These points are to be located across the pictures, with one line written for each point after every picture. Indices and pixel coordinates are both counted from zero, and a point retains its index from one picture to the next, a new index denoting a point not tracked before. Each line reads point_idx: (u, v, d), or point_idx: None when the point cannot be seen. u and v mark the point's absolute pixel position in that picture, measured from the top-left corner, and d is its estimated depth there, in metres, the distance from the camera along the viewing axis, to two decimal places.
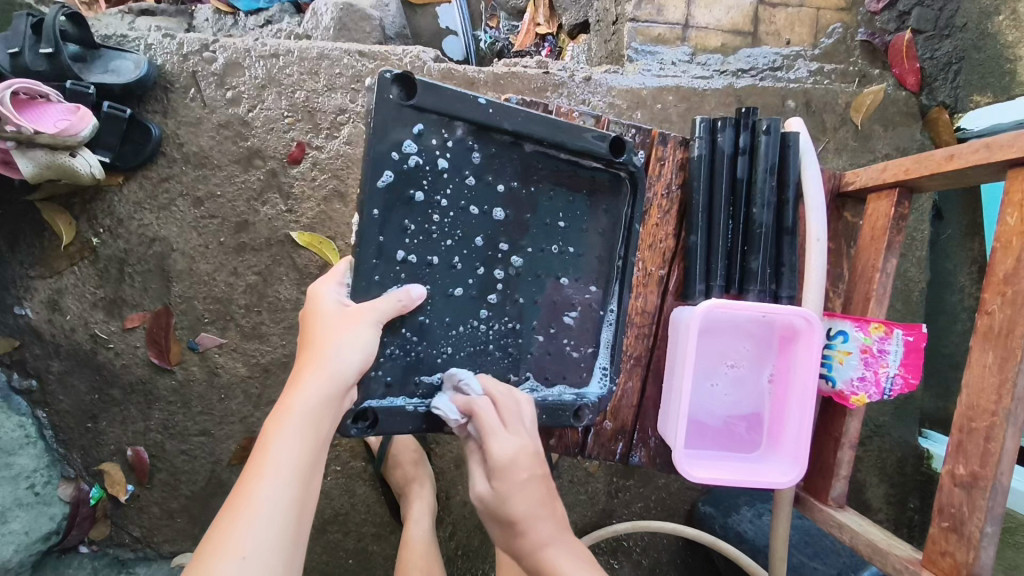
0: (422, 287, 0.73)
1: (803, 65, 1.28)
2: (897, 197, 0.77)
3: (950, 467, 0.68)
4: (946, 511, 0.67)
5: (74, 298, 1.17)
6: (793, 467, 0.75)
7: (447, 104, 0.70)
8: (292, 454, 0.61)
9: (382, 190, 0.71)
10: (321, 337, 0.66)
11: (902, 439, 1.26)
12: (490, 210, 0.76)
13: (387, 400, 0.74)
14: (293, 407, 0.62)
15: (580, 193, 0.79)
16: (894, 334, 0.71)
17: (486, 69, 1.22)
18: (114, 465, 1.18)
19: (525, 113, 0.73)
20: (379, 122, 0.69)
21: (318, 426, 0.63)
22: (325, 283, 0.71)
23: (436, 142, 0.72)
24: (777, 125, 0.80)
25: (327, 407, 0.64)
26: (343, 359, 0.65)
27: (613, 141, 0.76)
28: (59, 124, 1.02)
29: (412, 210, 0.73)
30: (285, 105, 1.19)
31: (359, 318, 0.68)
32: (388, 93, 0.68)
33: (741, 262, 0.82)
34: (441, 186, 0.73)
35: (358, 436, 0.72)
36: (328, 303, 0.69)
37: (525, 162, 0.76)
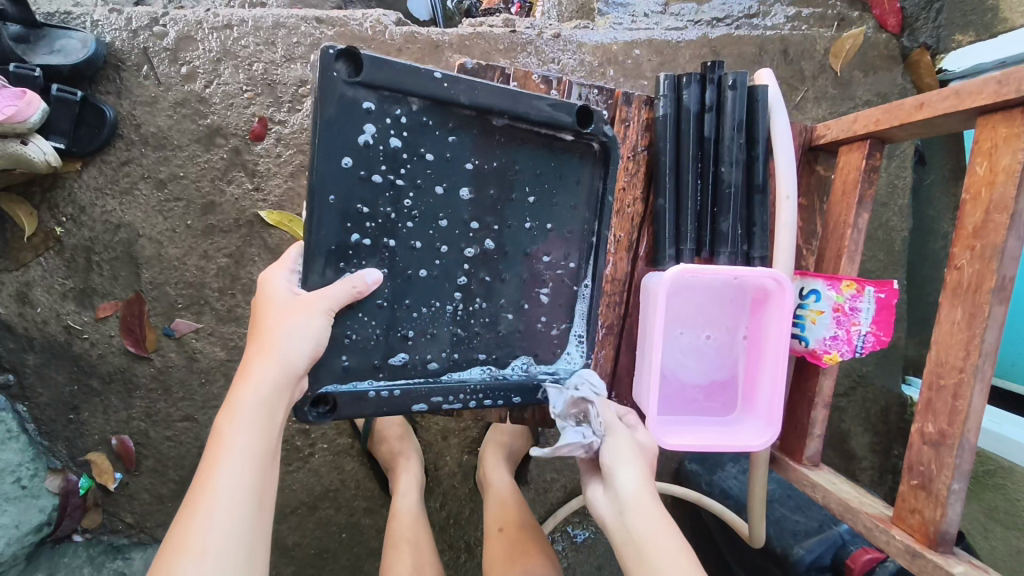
0: (377, 271, 0.72)
1: (780, 10, 1.23)
2: (869, 148, 0.74)
3: (919, 425, 0.68)
4: (915, 469, 0.67)
5: (43, 290, 1.14)
6: (768, 428, 0.73)
7: (398, 79, 0.68)
8: (244, 446, 0.59)
9: (336, 173, 0.69)
10: (271, 324, 0.66)
11: (884, 388, 1.27)
12: (452, 188, 0.74)
13: (348, 385, 0.74)
14: (242, 399, 0.61)
15: (549, 162, 0.76)
16: (865, 292, 0.70)
17: (450, 31, 1.18)
18: (100, 454, 1.18)
19: (479, 85, 0.69)
20: (326, 101, 0.66)
21: (270, 416, 0.62)
22: (274, 272, 0.71)
23: (389, 121, 0.70)
24: (744, 79, 0.76)
25: (278, 395, 0.63)
26: (293, 345, 0.66)
27: (580, 111, 0.72)
28: (5, 110, 0.97)
29: (369, 193, 0.71)
30: (243, 79, 1.14)
31: (309, 303, 0.67)
32: (332, 72, 0.66)
33: (712, 223, 0.79)
34: (397, 165, 0.71)
35: (316, 421, 0.72)
36: (277, 291, 0.68)
37: (486, 137, 0.73)
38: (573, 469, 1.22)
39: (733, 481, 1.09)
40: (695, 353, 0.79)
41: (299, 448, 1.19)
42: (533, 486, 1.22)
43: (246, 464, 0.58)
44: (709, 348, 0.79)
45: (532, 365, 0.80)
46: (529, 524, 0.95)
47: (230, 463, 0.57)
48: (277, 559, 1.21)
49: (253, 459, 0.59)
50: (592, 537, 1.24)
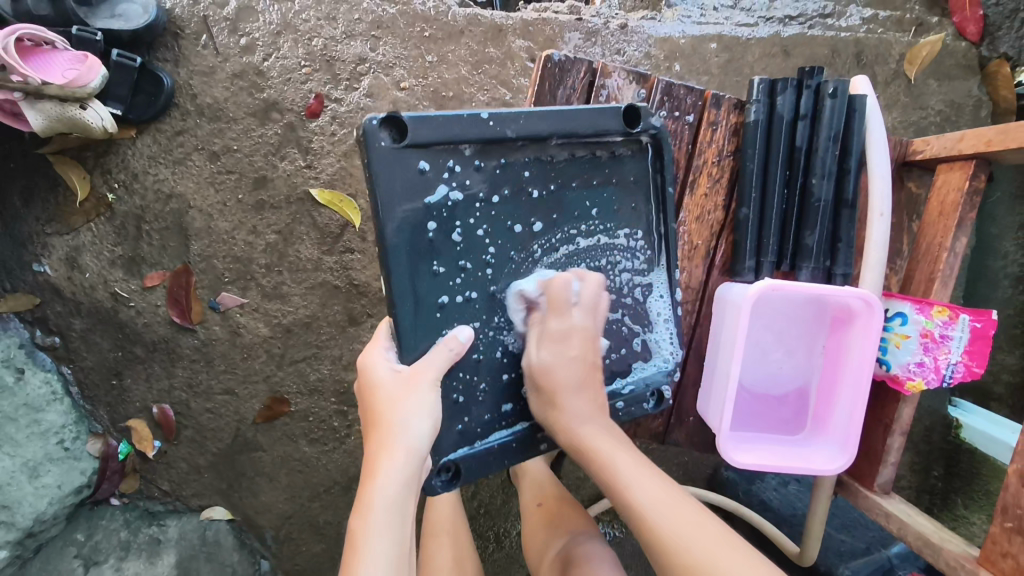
0: (467, 327, 0.69)
1: (856, 11, 1.18)
2: (974, 170, 0.70)
3: (1019, 466, 0.66)
4: (1012, 511, 0.65)
5: (92, 256, 1.15)
6: (842, 453, 0.73)
7: (444, 130, 0.65)
8: (383, 551, 0.60)
9: (406, 243, 0.67)
10: (386, 412, 0.65)
11: (930, 407, 1.24)
12: (523, 221, 0.71)
13: (465, 447, 0.74)
14: (374, 504, 0.62)
15: (602, 171, 0.74)
16: (959, 319, 0.68)
17: (514, 15, 1.15)
18: (140, 421, 1.19)
19: (527, 113, 0.68)
20: (381, 176, 0.64)
21: (401, 512, 0.62)
22: (372, 350, 0.69)
23: (447, 175, 0.67)
24: (845, 88, 0.74)
25: (407, 488, 0.63)
26: (411, 430, 0.65)
27: (625, 111, 0.71)
28: (67, 74, 0.98)
29: (444, 249, 0.69)
30: (302, 54, 1.13)
31: (420, 382, 0.66)
32: (380, 142, 0.63)
33: (795, 236, 0.78)
34: (466, 215, 0.69)
35: (442, 489, 0.73)
36: (381, 371, 0.67)
37: (542, 161, 0.71)
38: None
39: (774, 493, 1.07)
40: (770, 371, 0.77)
41: (336, 429, 1.21)
42: (565, 482, 1.21)
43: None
44: (783, 369, 0.77)
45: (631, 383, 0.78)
46: (567, 499, 0.96)
47: None
48: (307, 534, 1.24)
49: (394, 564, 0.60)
50: (620, 536, 1.24)
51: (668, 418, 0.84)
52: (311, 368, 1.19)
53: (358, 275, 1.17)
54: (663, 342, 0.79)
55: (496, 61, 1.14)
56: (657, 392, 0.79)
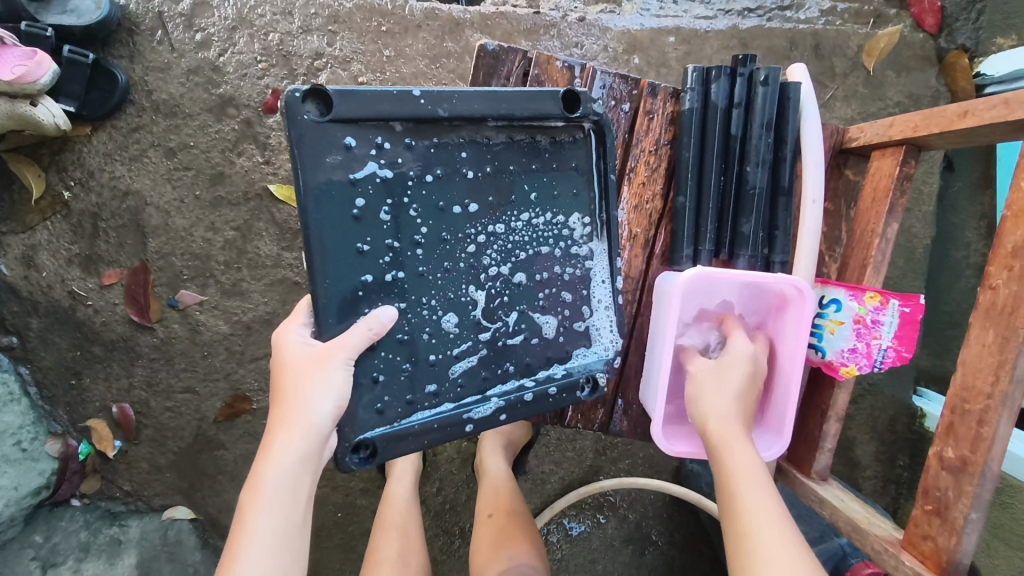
0: (392, 309, 0.69)
1: (814, 3, 1.19)
2: (903, 156, 0.71)
3: (939, 449, 0.66)
4: (931, 494, 0.65)
5: (49, 254, 1.13)
6: (774, 438, 0.74)
7: (372, 106, 0.65)
8: (274, 523, 0.59)
9: (331, 220, 0.66)
10: (291, 388, 0.63)
11: (893, 397, 1.24)
12: (451, 201, 0.71)
13: (384, 426, 0.71)
14: (266, 480, 0.60)
15: (540, 154, 0.73)
16: (889, 305, 0.67)
17: (472, 9, 1.15)
18: (99, 421, 1.18)
19: (460, 93, 0.67)
20: (304, 149, 0.63)
21: (295, 486, 0.61)
22: (287, 327, 0.68)
23: (374, 153, 0.67)
24: (776, 75, 0.74)
25: (300, 465, 0.62)
26: (315, 408, 0.63)
27: (564, 96, 0.70)
28: (16, 70, 0.96)
29: (371, 227, 0.68)
30: (258, 49, 1.12)
31: (329, 360, 0.65)
32: (304, 115, 0.62)
33: (732, 224, 0.78)
34: (396, 194, 0.68)
35: (359, 467, 0.70)
36: (292, 347, 0.65)
37: (477, 143, 0.71)
38: (573, 462, 1.22)
39: None
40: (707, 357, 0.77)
41: None
42: (529, 477, 1.21)
43: (270, 545, 0.58)
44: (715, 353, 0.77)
45: (568, 368, 0.78)
46: (524, 516, 0.95)
47: (251, 551, 0.57)
48: None
49: (276, 538, 0.59)
50: (587, 532, 1.23)
51: (611, 405, 0.84)
52: (272, 366, 1.19)
53: None
54: (603, 329, 0.79)
55: (454, 55, 1.14)
56: (593, 379, 0.80)
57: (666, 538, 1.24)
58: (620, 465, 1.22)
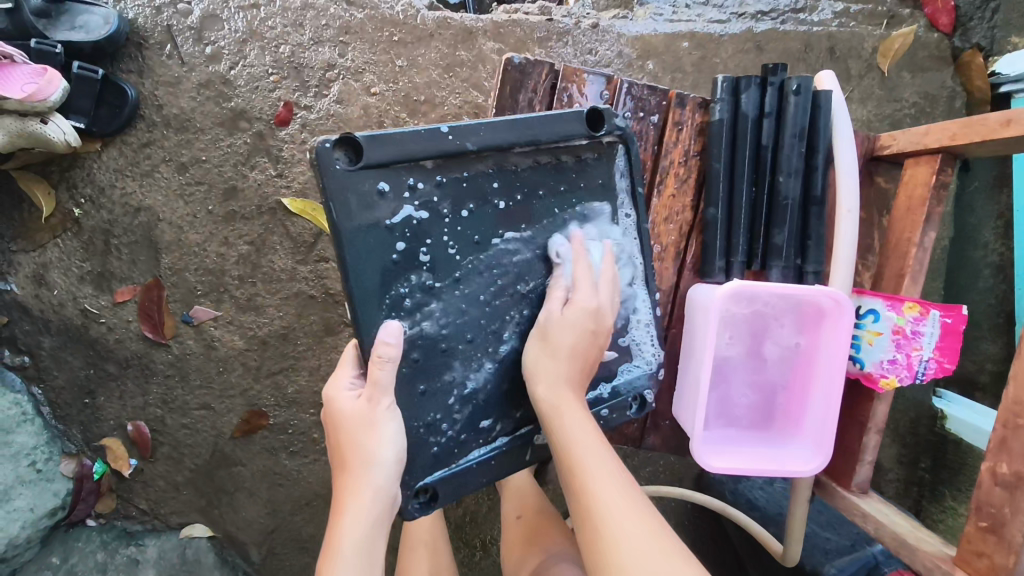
0: (397, 325, 0.65)
1: (828, 5, 1.18)
2: (939, 164, 0.70)
3: (991, 464, 0.65)
4: (985, 511, 0.64)
5: (60, 272, 1.12)
6: (815, 454, 0.74)
7: (401, 147, 0.64)
8: None
9: (371, 267, 0.65)
10: (354, 452, 0.64)
11: (915, 399, 1.24)
12: (486, 234, 0.70)
13: (441, 470, 0.72)
14: (342, 545, 0.62)
15: (569, 175, 0.73)
16: (929, 315, 0.68)
17: (484, 17, 1.14)
18: (114, 440, 1.17)
19: (486, 125, 0.67)
20: (338, 201, 0.62)
21: (371, 550, 0.63)
22: (336, 380, 0.68)
23: (408, 194, 0.66)
24: (808, 85, 0.74)
25: (372, 528, 0.64)
26: (380, 470, 0.64)
27: (588, 116, 0.70)
28: (26, 88, 0.96)
29: (409, 269, 0.67)
30: (269, 62, 1.11)
31: (381, 413, 0.65)
32: (335, 165, 0.61)
33: (764, 235, 0.78)
34: (430, 233, 0.67)
35: (420, 512, 0.72)
36: (344, 406, 0.65)
37: (506, 172, 0.70)
38: None
39: (760, 492, 1.06)
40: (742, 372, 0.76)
41: (316, 441, 1.19)
42: (550, 488, 1.20)
43: None
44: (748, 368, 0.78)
45: (615, 387, 0.77)
46: (548, 514, 0.94)
47: None
48: (290, 547, 1.22)
49: None
50: None
51: (646, 422, 0.84)
52: (289, 381, 1.18)
53: (334, 284, 1.16)
54: (645, 344, 0.79)
55: (467, 64, 1.13)
56: (640, 396, 0.78)
57: (689, 546, 1.22)
58: (642, 474, 1.21)
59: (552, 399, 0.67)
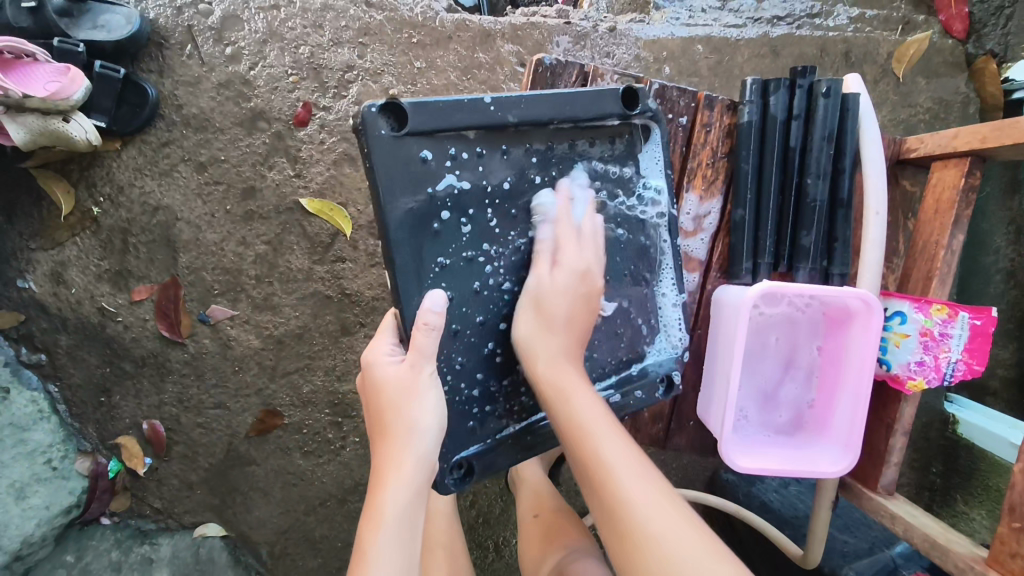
0: (441, 296, 0.66)
1: (844, 10, 1.19)
2: (968, 167, 0.71)
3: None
4: (1018, 512, 0.64)
5: (78, 270, 1.12)
6: (844, 456, 0.73)
7: (443, 117, 0.65)
8: (396, 556, 0.61)
9: (412, 233, 0.66)
10: (395, 418, 0.66)
11: (927, 403, 1.24)
12: (525, 208, 0.71)
13: (476, 445, 0.75)
14: (385, 513, 0.63)
15: (603, 152, 0.74)
16: (958, 317, 0.69)
17: (502, 20, 1.14)
18: (131, 438, 1.17)
19: (527, 99, 0.67)
20: (382, 165, 0.64)
21: (411, 520, 0.64)
22: (377, 346, 0.70)
23: (449, 164, 0.67)
24: (838, 87, 0.75)
25: (412, 493, 0.64)
26: (420, 438, 0.66)
27: (625, 92, 0.71)
28: (49, 87, 0.96)
29: (448, 240, 0.68)
30: (289, 62, 1.11)
31: (424, 379, 0.67)
32: (380, 130, 0.63)
33: (791, 237, 0.78)
34: (468, 206, 0.68)
35: (454, 487, 0.74)
36: (387, 373, 0.67)
37: (543, 149, 0.71)
38: None
39: (775, 494, 1.06)
40: (771, 372, 0.78)
41: (330, 441, 1.19)
42: (563, 489, 1.20)
43: None
44: (777, 369, 0.78)
45: (644, 367, 0.78)
46: (564, 511, 0.95)
47: None
48: (302, 548, 1.21)
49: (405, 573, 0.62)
50: None
51: (668, 424, 0.85)
52: (304, 380, 1.18)
53: (350, 284, 1.16)
54: (672, 325, 0.80)
55: (485, 66, 1.13)
56: (667, 378, 0.79)
57: None
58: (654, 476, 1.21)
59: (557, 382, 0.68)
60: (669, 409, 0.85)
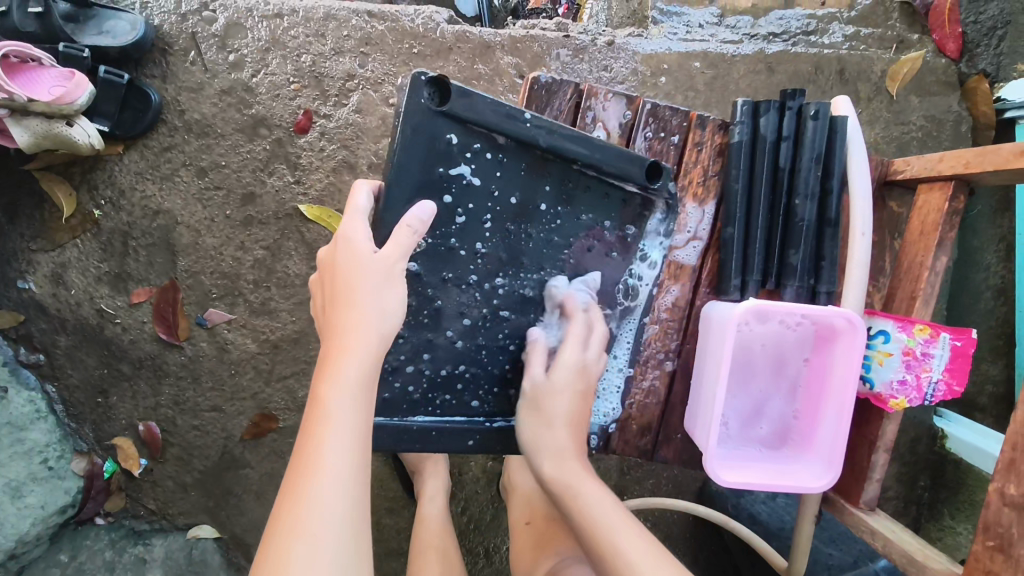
0: (431, 206, 0.68)
1: (838, 28, 1.21)
2: (952, 191, 0.73)
3: (1000, 485, 0.66)
4: (992, 530, 0.66)
5: (78, 272, 1.14)
6: (827, 471, 0.75)
7: (485, 116, 0.70)
8: (342, 431, 0.58)
9: (407, 194, 0.70)
10: (360, 289, 0.63)
11: (916, 417, 1.26)
12: (523, 228, 0.76)
13: (382, 417, 0.78)
14: (337, 384, 0.59)
15: (609, 208, 0.78)
16: (939, 337, 0.71)
17: (502, 32, 1.16)
18: (126, 439, 1.18)
19: (562, 129, 0.72)
20: (412, 125, 0.69)
21: (360, 402, 0.60)
22: (350, 222, 0.67)
23: (469, 156, 0.72)
24: (826, 110, 0.77)
25: (364, 388, 0.61)
26: (380, 317, 0.63)
27: (650, 166, 0.75)
28: (54, 91, 0.98)
29: (439, 226, 0.73)
30: (290, 70, 1.13)
31: (393, 267, 0.65)
32: (421, 96, 0.68)
33: (780, 255, 0.80)
34: (469, 201, 0.73)
35: None
36: (359, 247, 0.65)
37: (560, 177, 0.75)
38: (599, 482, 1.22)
39: (763, 506, 1.07)
40: (757, 387, 0.79)
41: None
42: None
43: (345, 456, 0.57)
44: (762, 383, 0.79)
45: None
46: (556, 518, 0.96)
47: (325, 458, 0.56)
48: None
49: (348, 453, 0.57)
50: None
51: (656, 436, 0.86)
52: (299, 385, 1.19)
53: None
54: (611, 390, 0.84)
55: (485, 77, 1.15)
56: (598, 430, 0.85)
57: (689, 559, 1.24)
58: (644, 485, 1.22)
59: (565, 478, 0.73)
60: (656, 421, 0.86)
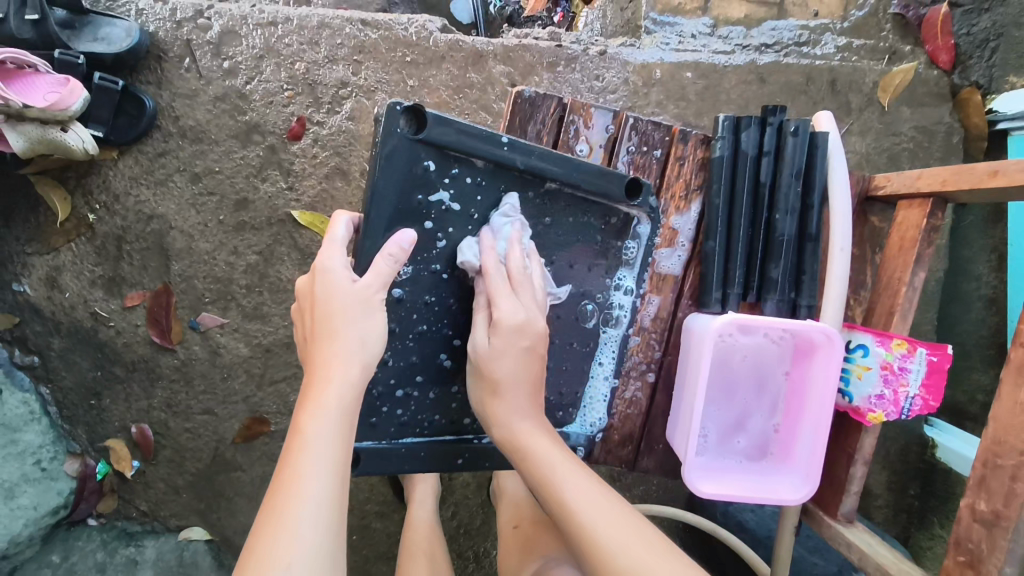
0: (411, 233, 0.71)
1: (831, 39, 1.21)
2: (931, 208, 0.73)
3: (972, 501, 0.68)
4: (964, 546, 0.67)
5: (72, 275, 1.15)
6: (805, 483, 0.76)
7: (461, 141, 0.70)
8: (326, 450, 0.60)
9: (388, 223, 0.71)
10: (343, 320, 0.66)
11: (905, 427, 1.26)
12: None
13: (371, 441, 0.79)
14: (321, 406, 0.62)
15: (591, 225, 0.79)
16: (916, 352, 0.71)
17: (495, 41, 1.17)
18: (118, 441, 1.18)
19: (542, 151, 0.73)
20: (390, 156, 0.69)
21: (343, 423, 0.63)
22: (330, 251, 0.69)
23: (448, 180, 0.72)
24: (806, 126, 0.77)
25: (344, 416, 0.63)
26: (361, 347, 0.66)
27: (630, 183, 0.76)
28: (48, 98, 0.99)
29: (419, 250, 0.74)
30: (284, 78, 1.14)
31: (375, 299, 0.68)
32: (397, 128, 0.69)
33: (761, 269, 0.81)
34: (448, 224, 0.74)
35: None
36: (342, 278, 0.67)
37: (538, 199, 0.76)
38: None
39: (750, 515, 1.08)
40: (738, 400, 0.79)
41: None
42: None
43: (327, 474, 0.59)
44: (741, 394, 0.80)
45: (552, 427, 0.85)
46: (543, 523, 0.96)
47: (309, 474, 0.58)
48: None
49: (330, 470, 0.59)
50: None
51: (638, 446, 0.87)
52: (290, 389, 1.20)
53: None
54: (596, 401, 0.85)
55: (477, 86, 1.16)
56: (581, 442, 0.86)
57: None
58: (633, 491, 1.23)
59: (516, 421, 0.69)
60: (638, 430, 0.87)
